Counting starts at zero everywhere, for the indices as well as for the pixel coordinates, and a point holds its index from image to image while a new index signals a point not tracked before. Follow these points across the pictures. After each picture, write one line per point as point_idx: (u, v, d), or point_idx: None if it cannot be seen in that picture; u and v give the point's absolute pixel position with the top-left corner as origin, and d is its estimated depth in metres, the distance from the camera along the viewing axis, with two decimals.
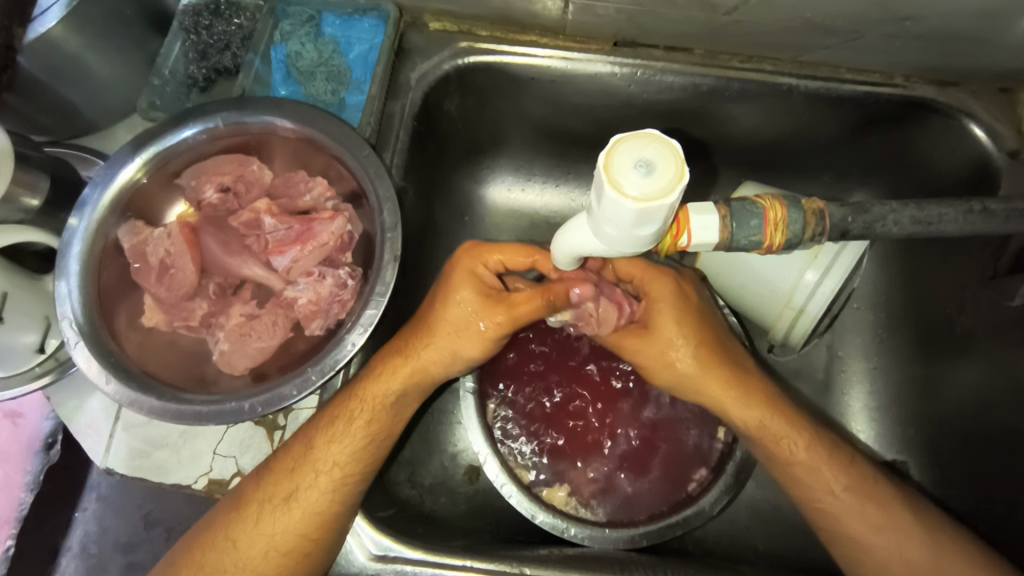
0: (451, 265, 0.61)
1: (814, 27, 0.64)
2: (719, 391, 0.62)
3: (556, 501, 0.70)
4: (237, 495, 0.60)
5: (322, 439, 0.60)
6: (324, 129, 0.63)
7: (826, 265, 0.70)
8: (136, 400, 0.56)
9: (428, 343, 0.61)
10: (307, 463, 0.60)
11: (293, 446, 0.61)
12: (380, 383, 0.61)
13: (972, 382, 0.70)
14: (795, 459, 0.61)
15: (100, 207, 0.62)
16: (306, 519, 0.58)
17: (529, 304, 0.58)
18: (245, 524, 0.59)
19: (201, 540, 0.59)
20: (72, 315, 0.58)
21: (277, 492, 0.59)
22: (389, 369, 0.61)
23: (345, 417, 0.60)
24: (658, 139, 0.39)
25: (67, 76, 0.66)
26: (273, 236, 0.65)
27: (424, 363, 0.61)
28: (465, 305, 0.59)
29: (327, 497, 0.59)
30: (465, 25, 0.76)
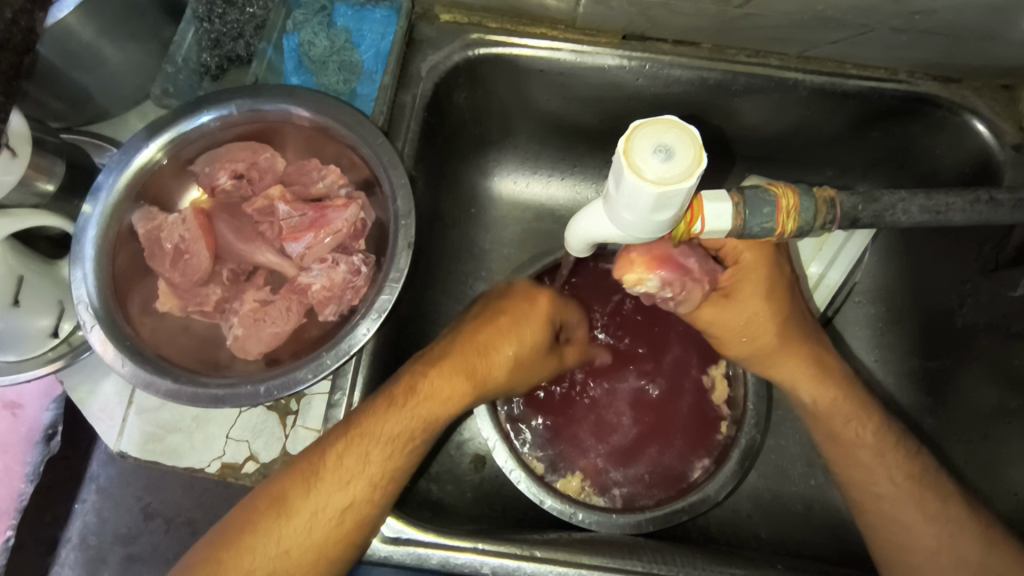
0: (536, 308, 0.63)
1: (824, 20, 0.66)
2: (799, 372, 0.64)
3: (570, 490, 0.71)
4: (278, 498, 0.56)
5: (381, 453, 0.57)
6: (338, 117, 0.64)
7: (830, 257, 0.75)
8: (151, 383, 0.57)
9: (499, 359, 0.61)
10: (364, 476, 0.57)
11: (348, 455, 0.57)
12: (447, 401, 0.60)
13: (975, 371, 0.71)
14: (861, 442, 0.63)
15: (115, 192, 0.62)
16: (356, 528, 0.57)
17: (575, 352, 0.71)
18: (295, 533, 0.55)
19: (238, 546, 0.54)
20: (87, 298, 0.59)
21: (331, 500, 0.56)
22: (455, 381, 0.60)
23: (408, 434, 0.58)
24: (677, 126, 0.40)
25: (80, 63, 0.67)
26: (287, 222, 0.66)
27: (494, 380, 0.62)
28: (541, 349, 0.64)
29: (376, 507, 0.58)
30: (476, 16, 0.76)
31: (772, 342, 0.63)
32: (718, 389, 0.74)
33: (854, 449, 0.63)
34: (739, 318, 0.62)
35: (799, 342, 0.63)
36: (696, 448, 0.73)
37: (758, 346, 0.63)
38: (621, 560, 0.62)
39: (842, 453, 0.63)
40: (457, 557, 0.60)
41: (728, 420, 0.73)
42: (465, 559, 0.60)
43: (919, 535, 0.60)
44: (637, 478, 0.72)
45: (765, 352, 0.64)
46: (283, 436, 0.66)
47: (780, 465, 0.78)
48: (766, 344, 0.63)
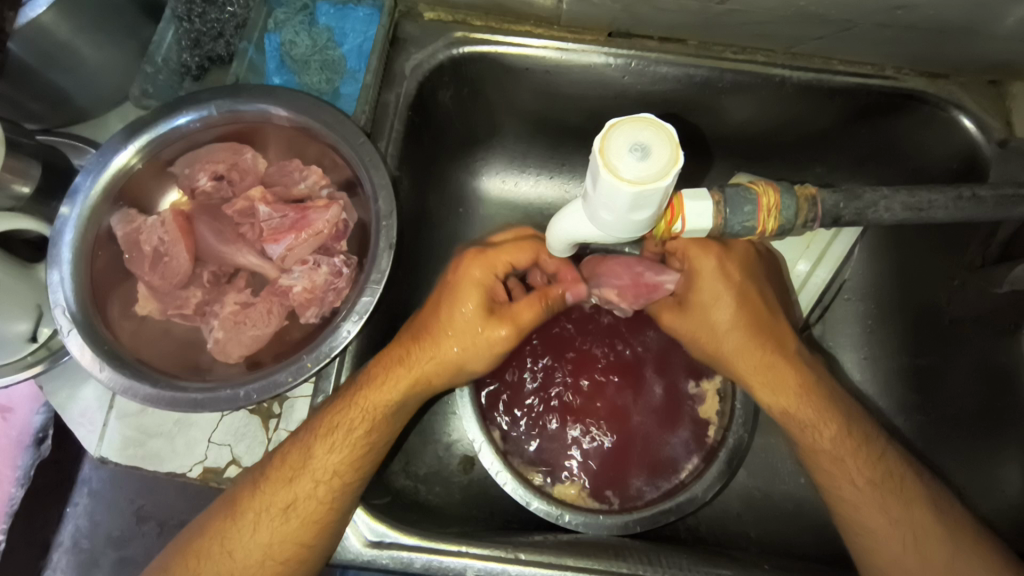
0: (457, 276, 0.60)
1: (808, 16, 0.65)
2: (757, 378, 0.63)
3: (567, 496, 0.71)
4: (230, 500, 0.60)
5: (321, 448, 0.59)
6: (319, 117, 0.63)
7: (817, 254, 0.74)
8: (130, 387, 0.56)
9: (438, 355, 0.60)
10: (304, 471, 0.58)
11: (289, 453, 0.60)
12: (380, 393, 0.59)
13: (963, 369, 0.71)
14: (819, 448, 0.61)
15: (92, 194, 0.61)
16: (304, 527, 0.58)
17: (531, 310, 0.60)
18: (240, 534, 0.58)
19: (193, 549, 0.59)
20: (64, 303, 0.58)
21: (274, 500, 0.59)
22: (392, 377, 0.60)
23: (345, 426, 0.59)
24: (653, 124, 0.39)
25: (56, 63, 0.66)
26: (268, 223, 0.65)
27: (425, 368, 0.60)
28: (469, 317, 0.59)
29: (325, 506, 0.58)
30: (460, 14, 0.75)
31: (732, 350, 0.63)
32: (705, 400, 0.73)
33: (832, 455, 0.61)
34: (699, 324, 0.63)
35: (740, 332, 0.62)
36: (683, 450, 0.72)
37: (714, 354, 0.64)
38: (607, 561, 0.61)
39: (826, 467, 0.62)
40: (442, 561, 0.60)
41: (715, 426, 0.72)
42: (449, 562, 0.60)
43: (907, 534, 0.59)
44: (598, 470, 0.72)
45: (731, 356, 0.63)
46: (265, 439, 0.65)
47: (769, 463, 0.78)
48: (728, 347, 0.63)
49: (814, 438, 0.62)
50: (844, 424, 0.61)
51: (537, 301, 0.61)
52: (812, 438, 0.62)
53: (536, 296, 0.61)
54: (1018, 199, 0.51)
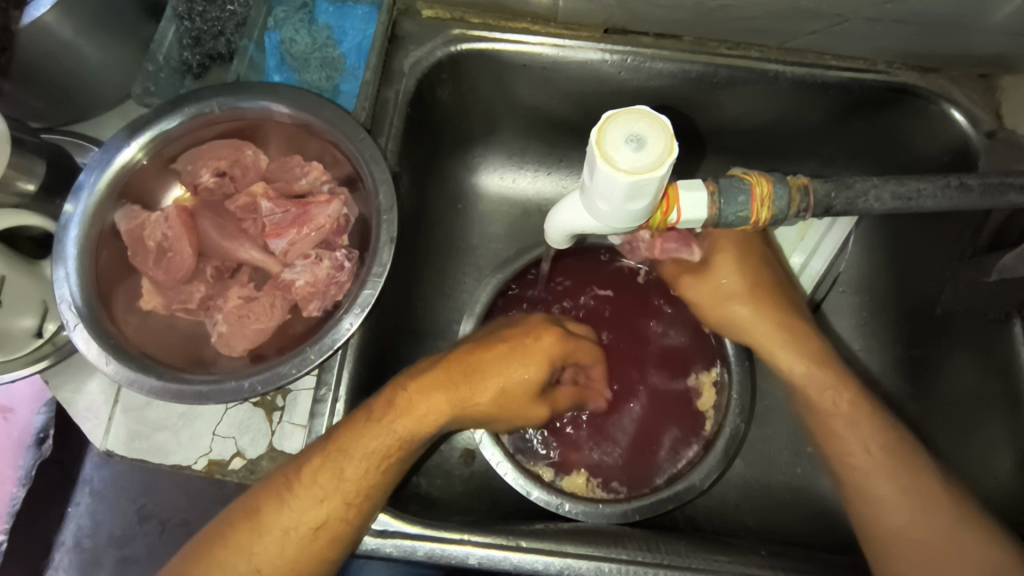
0: (534, 343, 0.61)
1: (799, 11, 0.66)
2: (772, 336, 0.65)
3: (574, 488, 0.72)
4: (252, 513, 0.58)
5: (354, 469, 0.57)
6: (319, 113, 0.64)
7: (812, 246, 0.76)
8: (136, 380, 0.57)
9: (483, 400, 0.60)
10: (336, 494, 0.57)
11: (318, 472, 0.58)
12: (422, 424, 0.59)
13: (955, 358, 0.72)
14: (836, 412, 0.62)
15: (96, 192, 0.62)
16: (329, 545, 0.58)
17: (566, 398, 0.68)
18: (265, 549, 0.57)
19: (213, 557, 0.57)
20: (70, 298, 0.59)
21: (303, 520, 0.57)
22: (432, 404, 0.59)
23: (383, 455, 0.58)
24: (647, 115, 0.40)
25: (59, 62, 0.67)
26: (270, 219, 0.67)
27: (469, 402, 0.59)
28: (524, 384, 0.60)
29: (349, 524, 0.58)
30: (458, 12, 0.76)
31: (744, 312, 0.66)
32: (702, 393, 0.75)
33: (833, 430, 0.62)
34: (715, 289, 0.67)
35: (750, 295, 0.66)
36: (684, 438, 0.73)
37: (734, 320, 0.67)
38: (607, 546, 0.62)
39: (838, 439, 0.62)
40: (444, 548, 0.61)
41: (711, 419, 0.74)
42: (451, 550, 0.61)
43: (905, 518, 0.59)
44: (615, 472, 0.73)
45: (749, 321, 0.66)
46: (269, 432, 0.66)
47: (766, 454, 0.79)
48: (746, 311, 0.66)
49: (826, 400, 0.63)
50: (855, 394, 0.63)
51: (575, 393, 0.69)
52: (825, 400, 0.63)
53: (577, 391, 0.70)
54: (1006, 188, 0.52)
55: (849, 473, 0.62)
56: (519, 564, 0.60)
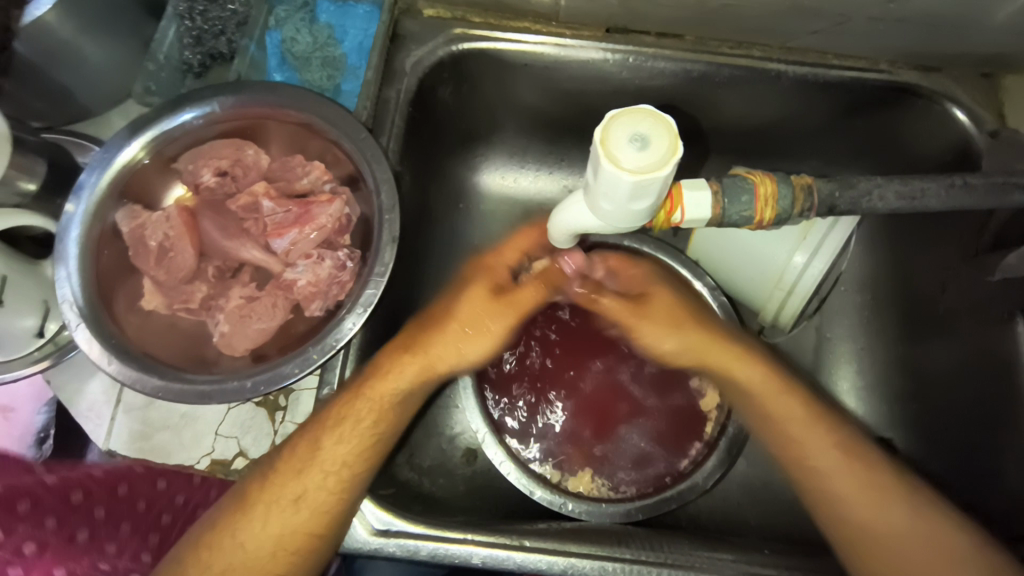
0: (476, 266, 0.63)
1: (802, 10, 0.67)
2: (727, 354, 0.63)
3: (579, 487, 0.71)
4: (239, 495, 0.58)
5: (330, 439, 0.59)
6: (321, 112, 0.64)
7: (814, 246, 0.72)
8: (138, 380, 0.57)
9: (444, 342, 0.61)
10: (313, 464, 0.58)
11: (297, 445, 0.59)
12: (387, 381, 0.60)
13: (953, 358, 0.72)
14: (804, 454, 0.61)
15: (97, 191, 0.62)
16: (314, 518, 0.57)
17: (535, 293, 0.62)
18: (251, 526, 0.57)
19: (201, 543, 0.56)
20: (72, 297, 0.59)
21: (285, 492, 0.58)
22: (399, 367, 0.61)
23: (353, 417, 0.59)
24: (652, 115, 0.40)
25: (60, 61, 0.66)
26: (272, 218, 0.66)
27: (434, 355, 0.61)
28: (475, 304, 0.61)
29: (335, 497, 0.58)
30: (459, 11, 0.76)
31: (677, 343, 0.63)
32: (706, 396, 0.74)
33: (801, 460, 0.61)
34: (657, 323, 0.63)
35: (686, 323, 0.63)
36: (689, 433, 0.73)
37: (703, 346, 0.63)
38: (611, 546, 0.62)
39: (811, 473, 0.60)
40: (448, 548, 0.61)
41: (712, 423, 0.73)
42: (455, 550, 0.61)
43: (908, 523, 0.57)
44: (609, 461, 0.73)
45: (700, 345, 0.63)
46: (271, 432, 0.65)
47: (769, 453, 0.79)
48: (692, 335, 0.63)
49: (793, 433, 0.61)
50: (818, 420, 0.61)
51: (539, 284, 0.62)
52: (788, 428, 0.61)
53: (540, 279, 0.63)
54: (1010, 187, 0.52)
55: (830, 510, 0.59)
56: (523, 564, 0.60)
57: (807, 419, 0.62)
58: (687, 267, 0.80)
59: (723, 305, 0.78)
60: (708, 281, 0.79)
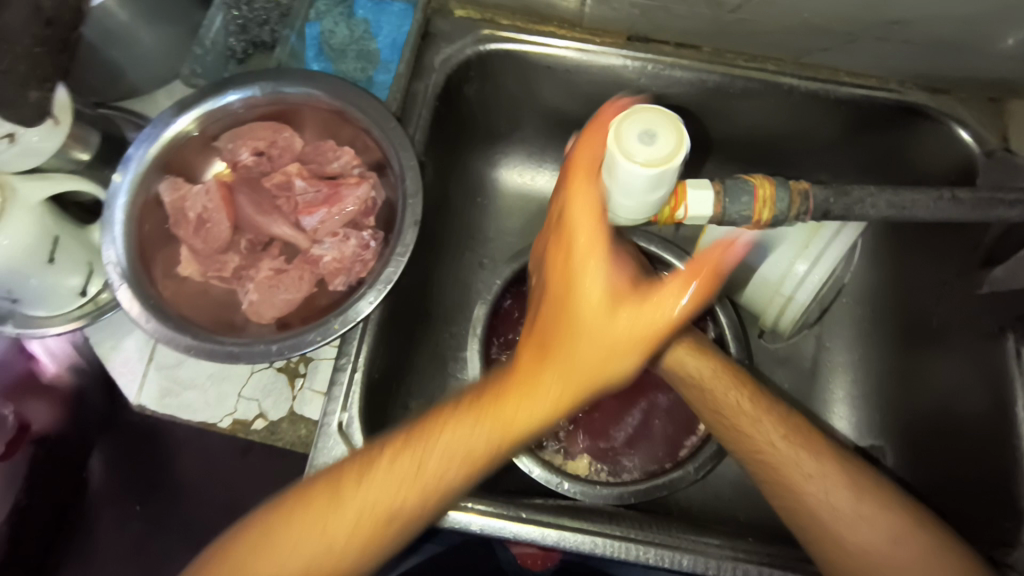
0: (569, 240, 0.58)
1: (811, 28, 0.70)
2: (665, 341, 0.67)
3: (579, 471, 0.76)
4: (329, 480, 0.56)
5: (453, 440, 0.55)
6: (354, 101, 0.68)
7: (815, 255, 0.76)
8: (172, 338, 0.61)
9: (584, 348, 0.55)
10: (420, 469, 0.55)
11: (401, 443, 0.56)
12: (536, 386, 0.55)
13: (942, 370, 0.74)
14: (763, 458, 0.63)
15: (143, 163, 0.67)
16: (404, 517, 0.56)
17: (674, 295, 0.55)
18: (339, 511, 0.55)
19: (283, 521, 0.55)
20: (116, 259, 0.63)
21: (383, 488, 0.55)
22: (544, 362, 0.55)
23: (476, 425, 0.55)
24: (656, 113, 0.46)
25: (116, 42, 0.71)
26: (303, 197, 0.71)
27: (579, 375, 0.55)
28: (633, 316, 0.55)
29: (428, 501, 0.56)
30: (488, 14, 0.81)
31: None
32: None
33: (769, 464, 0.62)
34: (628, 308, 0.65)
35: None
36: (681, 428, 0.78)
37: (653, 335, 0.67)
38: (602, 524, 0.65)
39: (777, 484, 0.62)
40: (448, 515, 0.64)
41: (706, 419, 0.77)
42: (454, 517, 0.64)
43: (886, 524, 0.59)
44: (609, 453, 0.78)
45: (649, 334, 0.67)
46: (291, 397, 0.70)
47: None
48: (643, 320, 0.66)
49: (757, 441, 0.63)
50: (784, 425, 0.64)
51: (675, 292, 0.55)
52: (742, 430, 0.64)
53: (689, 284, 0.55)
54: (998, 203, 0.55)
55: (802, 517, 0.61)
56: (517, 534, 0.64)
57: (776, 415, 0.64)
58: None
59: (726, 306, 0.82)
60: None
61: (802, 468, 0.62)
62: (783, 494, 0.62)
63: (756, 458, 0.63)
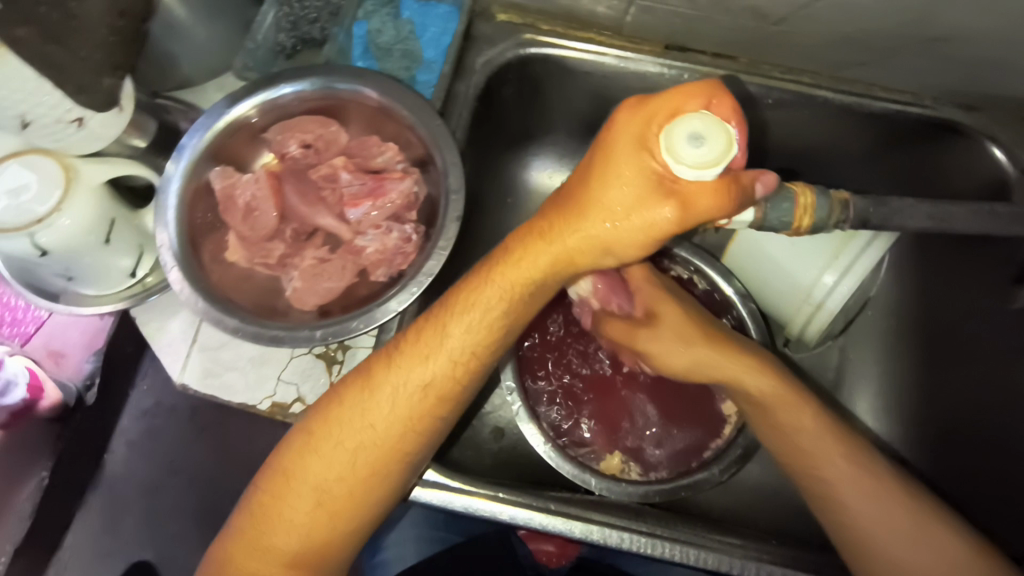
0: (611, 134, 0.50)
1: (851, 42, 0.71)
2: (728, 367, 0.67)
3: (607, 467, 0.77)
4: (321, 415, 0.59)
5: (431, 344, 0.57)
6: (401, 100, 0.70)
7: (845, 266, 0.75)
8: (220, 319, 0.64)
9: (586, 237, 0.52)
10: (398, 379, 0.57)
11: (378, 363, 0.58)
12: (520, 266, 0.55)
13: (970, 386, 0.75)
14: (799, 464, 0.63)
15: (196, 151, 0.69)
16: (404, 434, 0.57)
17: (709, 197, 0.48)
18: (336, 438, 0.57)
19: (287, 468, 0.58)
20: (168, 242, 0.66)
21: (369, 408, 0.57)
22: (532, 250, 0.55)
23: (448, 328, 0.57)
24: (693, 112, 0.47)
25: (174, 34, 0.74)
26: (348, 189, 0.73)
27: (578, 251, 0.53)
28: (626, 184, 0.49)
29: (417, 415, 0.57)
30: (529, 18, 0.82)
31: (687, 359, 0.68)
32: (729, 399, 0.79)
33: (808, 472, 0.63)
34: (672, 340, 0.69)
35: (698, 342, 0.68)
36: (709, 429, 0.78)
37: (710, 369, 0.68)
38: (629, 520, 0.66)
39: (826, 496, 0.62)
40: (478, 503, 0.66)
41: (733, 423, 0.78)
42: (484, 506, 0.66)
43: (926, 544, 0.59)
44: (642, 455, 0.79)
45: (707, 363, 0.68)
46: (328, 383, 0.72)
47: None
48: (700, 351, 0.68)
49: (813, 455, 0.63)
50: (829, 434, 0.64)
51: (717, 186, 0.48)
52: (801, 447, 0.64)
53: (720, 184, 0.48)
54: None
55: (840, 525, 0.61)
56: (545, 525, 0.65)
57: (832, 429, 0.64)
58: (719, 272, 0.86)
59: (752, 312, 0.84)
60: (737, 286, 0.85)
61: (841, 478, 0.62)
62: (828, 506, 0.62)
63: (808, 477, 0.63)
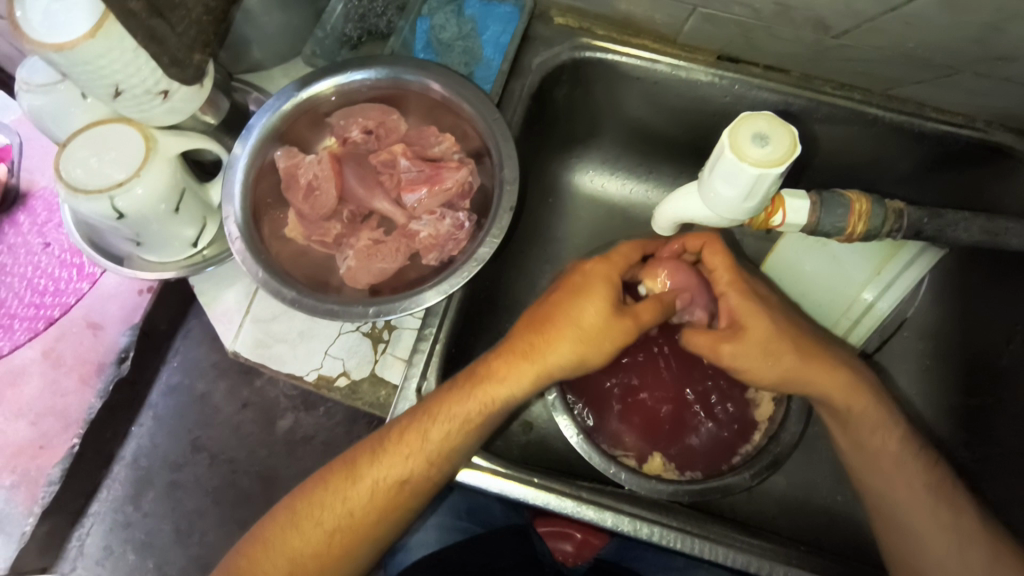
0: (583, 275, 0.66)
1: (911, 59, 0.71)
2: (817, 377, 0.66)
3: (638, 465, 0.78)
4: (307, 496, 0.65)
5: (412, 442, 0.64)
6: (462, 92, 0.73)
7: (887, 281, 0.76)
8: (278, 291, 0.66)
9: (558, 355, 0.64)
10: (376, 472, 0.64)
11: (363, 453, 0.65)
12: (500, 385, 0.64)
13: (1010, 410, 0.75)
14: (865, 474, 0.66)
15: (262, 130, 0.72)
16: (375, 520, 0.64)
17: (650, 311, 0.66)
18: (317, 516, 0.64)
19: (266, 537, 0.64)
20: (234, 215, 0.69)
21: (348, 494, 0.64)
22: (508, 366, 0.64)
23: (424, 432, 0.64)
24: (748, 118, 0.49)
25: (250, 18, 0.78)
26: (405, 175, 0.76)
27: (550, 365, 0.64)
28: (594, 312, 0.63)
29: (391, 501, 0.64)
30: (586, 22, 0.84)
31: (781, 372, 0.65)
32: (760, 405, 0.80)
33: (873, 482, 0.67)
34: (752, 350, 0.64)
35: (783, 356, 0.64)
36: (740, 434, 0.79)
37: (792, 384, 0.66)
38: (661, 514, 0.68)
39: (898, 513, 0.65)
40: (512, 486, 0.68)
41: (762, 431, 0.79)
42: (518, 488, 0.67)
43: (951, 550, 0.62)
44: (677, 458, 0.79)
45: (789, 376, 0.65)
46: (373, 360, 0.75)
47: (811, 473, 0.82)
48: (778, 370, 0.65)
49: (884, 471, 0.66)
50: (886, 451, 0.66)
51: (654, 304, 0.67)
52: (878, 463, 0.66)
53: (654, 300, 0.67)
54: None
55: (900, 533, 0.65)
56: (576, 510, 0.67)
57: (907, 448, 0.66)
58: None
59: None
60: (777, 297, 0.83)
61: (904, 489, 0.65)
62: (898, 520, 0.65)
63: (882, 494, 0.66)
